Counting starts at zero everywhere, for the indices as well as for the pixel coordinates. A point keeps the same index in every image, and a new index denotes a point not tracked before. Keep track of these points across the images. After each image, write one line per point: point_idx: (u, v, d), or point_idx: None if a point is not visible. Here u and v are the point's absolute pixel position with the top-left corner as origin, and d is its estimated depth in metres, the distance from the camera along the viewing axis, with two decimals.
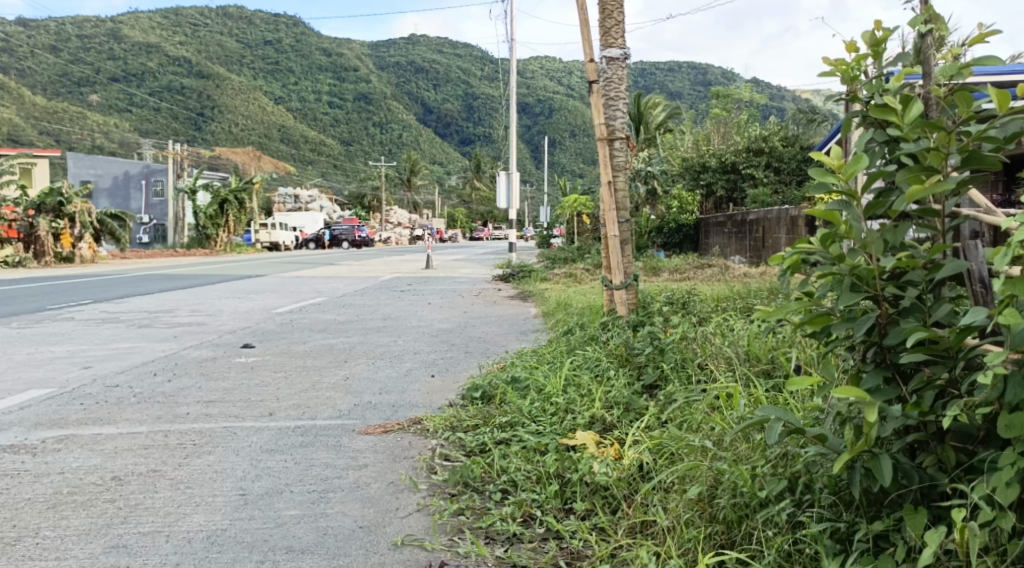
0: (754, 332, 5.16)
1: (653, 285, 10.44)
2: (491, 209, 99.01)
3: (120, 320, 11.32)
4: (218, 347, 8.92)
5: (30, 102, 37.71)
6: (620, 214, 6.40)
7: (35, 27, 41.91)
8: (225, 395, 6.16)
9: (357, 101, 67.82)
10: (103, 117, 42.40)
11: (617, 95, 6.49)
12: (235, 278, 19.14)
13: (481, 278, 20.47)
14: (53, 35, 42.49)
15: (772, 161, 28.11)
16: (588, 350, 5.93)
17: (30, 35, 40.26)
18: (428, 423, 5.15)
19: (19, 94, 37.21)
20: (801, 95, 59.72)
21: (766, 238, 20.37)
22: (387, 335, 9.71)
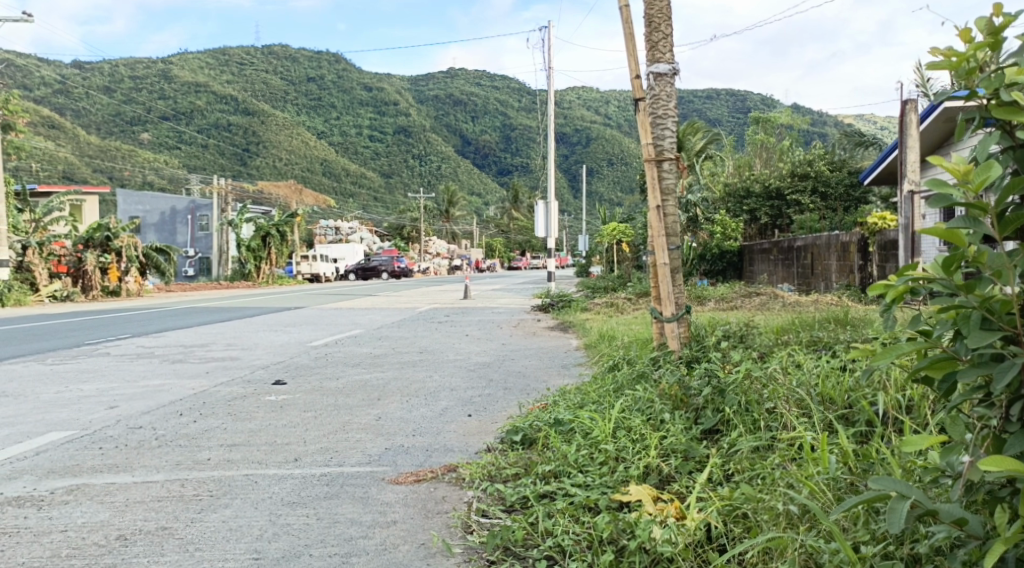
0: (826, 371, 4.72)
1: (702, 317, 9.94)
2: (529, 238, 99.02)
3: (154, 355, 11.05)
4: (249, 383, 8.57)
5: (85, 141, 38.42)
6: (670, 240, 5.96)
7: (90, 69, 42.77)
8: (251, 438, 5.76)
9: (397, 134, 68.24)
10: (153, 154, 43.25)
11: (666, 112, 6.06)
12: (272, 311, 18.96)
13: (519, 308, 20.10)
14: (108, 77, 42.85)
15: (818, 186, 27.64)
16: (637, 388, 5.46)
17: (85, 77, 41.21)
18: (463, 470, 4.72)
19: (74, 133, 37.96)
20: (843, 120, 58.90)
21: (815, 265, 19.72)
22: (424, 370, 9.29)
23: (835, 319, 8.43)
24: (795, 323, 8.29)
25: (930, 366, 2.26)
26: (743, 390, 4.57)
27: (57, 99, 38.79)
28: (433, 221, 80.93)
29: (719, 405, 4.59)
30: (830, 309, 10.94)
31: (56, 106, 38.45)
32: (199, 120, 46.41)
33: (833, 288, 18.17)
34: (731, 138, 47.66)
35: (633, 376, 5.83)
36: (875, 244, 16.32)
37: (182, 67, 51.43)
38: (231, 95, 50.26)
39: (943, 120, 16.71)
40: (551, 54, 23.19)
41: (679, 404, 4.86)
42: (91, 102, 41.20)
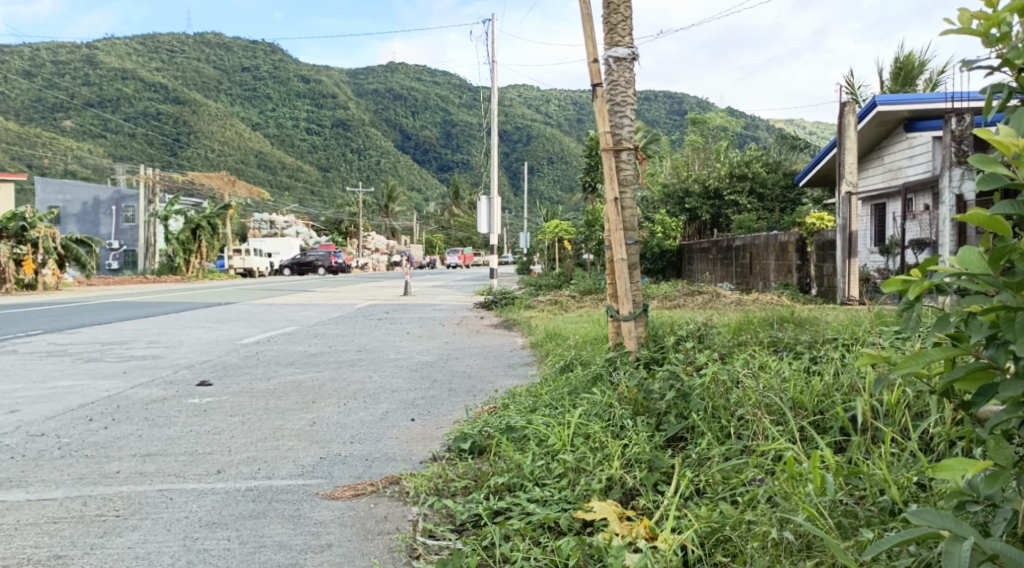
0: (796, 374, 4.39)
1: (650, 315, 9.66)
2: (469, 235, 98.60)
3: (67, 353, 10.33)
4: (171, 384, 7.98)
5: (2, 127, 36.47)
6: (628, 234, 5.61)
7: (10, 52, 40.73)
8: (168, 447, 5.23)
9: (334, 127, 67.05)
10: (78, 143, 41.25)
11: (624, 99, 5.69)
12: (199, 306, 18.16)
13: (460, 305, 19.64)
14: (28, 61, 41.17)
15: (755, 186, 28.00)
16: (594, 392, 5.07)
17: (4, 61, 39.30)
18: (407, 482, 4.29)
19: None
20: (776, 125, 59.82)
21: (753, 264, 19.71)
22: (362, 370, 8.80)
23: (782, 319, 8.22)
24: (737, 323, 8.09)
25: (964, 378, 1.96)
26: (709, 394, 4.21)
27: None
28: (372, 217, 79.81)
29: (685, 406, 4.25)
30: (771, 309, 10.81)
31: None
32: (126, 108, 44.80)
33: (771, 287, 18.14)
34: (669, 138, 47.94)
35: (590, 378, 5.46)
36: (814, 244, 16.32)
37: (109, 53, 49.53)
38: (160, 83, 48.63)
39: (876, 124, 16.90)
40: (493, 47, 22.78)
41: (641, 410, 4.49)
42: (10, 86, 38.98)
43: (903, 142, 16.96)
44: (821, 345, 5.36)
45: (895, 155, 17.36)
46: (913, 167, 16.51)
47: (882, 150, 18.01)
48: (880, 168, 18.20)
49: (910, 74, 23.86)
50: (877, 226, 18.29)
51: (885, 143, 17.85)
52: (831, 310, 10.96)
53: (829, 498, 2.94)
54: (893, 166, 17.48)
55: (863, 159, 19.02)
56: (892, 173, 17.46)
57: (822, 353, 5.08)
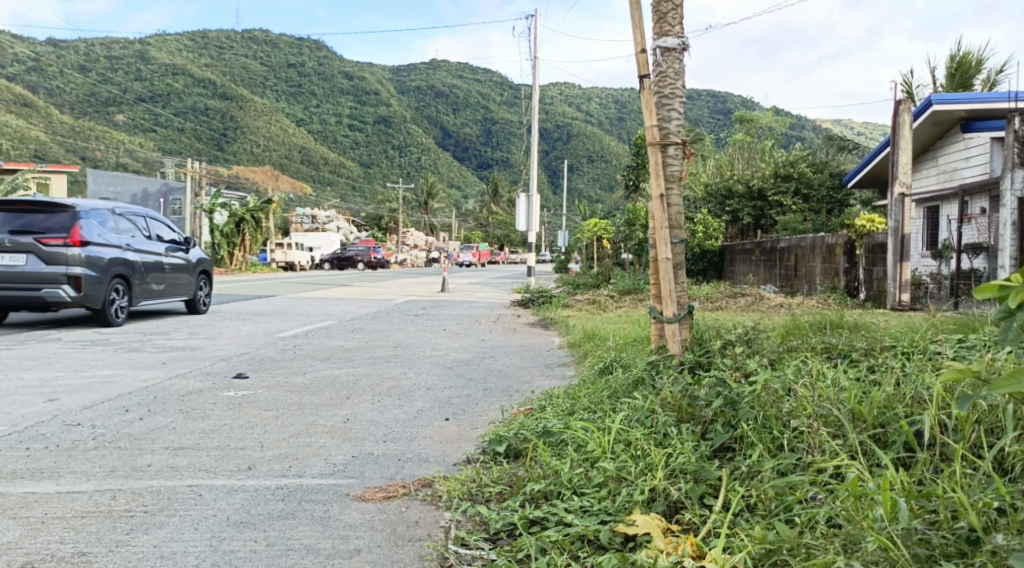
0: (851, 384, 4.20)
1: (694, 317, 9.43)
2: (508, 233, 98.46)
3: (109, 342, 10.37)
4: (207, 376, 7.93)
5: (57, 120, 37.28)
6: (674, 233, 5.42)
7: (65, 47, 41.42)
8: (200, 441, 5.14)
9: (377, 124, 67.30)
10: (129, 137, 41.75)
11: (673, 91, 5.48)
12: (239, 299, 18.23)
13: (498, 302, 19.49)
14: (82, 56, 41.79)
15: (800, 187, 27.49)
16: (636, 397, 4.90)
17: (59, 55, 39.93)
18: (440, 484, 4.16)
19: (47, 113, 36.81)
20: (822, 127, 58.73)
21: (798, 267, 19.30)
22: (398, 366, 8.68)
23: (833, 325, 7.97)
24: (785, 326, 7.86)
25: None
26: (759, 402, 4.04)
27: (29, 77, 37.48)
28: (412, 213, 80.09)
29: (734, 413, 4.08)
30: (819, 314, 10.54)
31: (30, 84, 37.29)
32: (175, 103, 45.31)
33: (817, 291, 17.74)
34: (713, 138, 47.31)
35: (631, 382, 5.27)
36: (863, 247, 15.91)
37: (159, 48, 50.14)
38: (208, 79, 49.17)
39: (931, 124, 16.46)
40: (537, 44, 22.58)
41: (685, 417, 4.32)
42: (65, 80, 39.52)
43: (960, 143, 16.51)
44: (878, 353, 5.13)
45: (951, 156, 16.91)
46: (970, 169, 16.07)
47: (937, 150, 17.55)
48: (934, 169, 17.75)
49: (966, 75, 23.22)
50: (930, 228, 17.83)
51: (940, 143, 17.41)
52: (884, 315, 10.65)
53: (898, 523, 2.77)
54: (948, 168, 17.03)
55: (917, 160, 18.55)
56: (947, 174, 17.02)
57: (878, 363, 4.87)
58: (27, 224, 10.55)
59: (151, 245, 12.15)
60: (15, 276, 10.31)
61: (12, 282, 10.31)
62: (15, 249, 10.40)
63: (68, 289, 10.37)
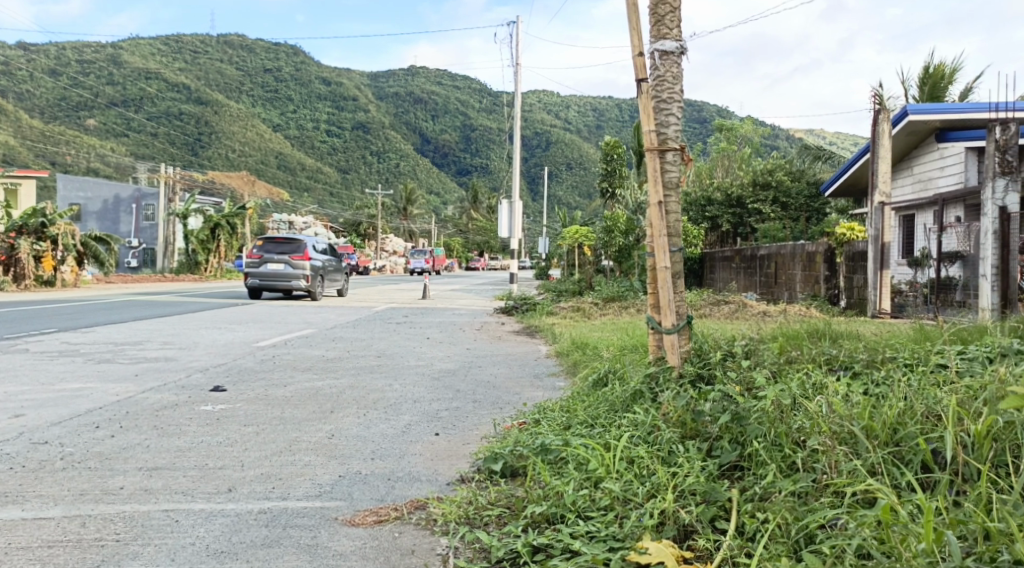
0: (862, 397, 3.99)
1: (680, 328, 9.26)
2: (488, 239, 98.27)
3: (79, 353, 10.04)
4: (183, 389, 7.67)
5: (26, 126, 35.33)
6: (672, 241, 5.23)
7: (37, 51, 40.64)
8: (177, 460, 4.90)
9: (355, 130, 66.88)
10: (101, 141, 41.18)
11: (671, 95, 5.29)
12: (215, 306, 17.89)
13: (479, 309, 19.30)
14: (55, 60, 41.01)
15: (779, 195, 27.43)
16: (637, 410, 4.70)
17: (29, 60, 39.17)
18: (434, 507, 3.93)
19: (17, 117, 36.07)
20: (798, 137, 58.90)
21: (778, 274, 19.23)
22: (382, 378, 8.44)
23: (815, 335, 7.83)
24: (766, 337, 7.70)
25: None
26: (768, 417, 3.83)
27: None
28: (391, 219, 79.73)
29: (742, 430, 3.87)
30: (800, 323, 10.42)
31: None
32: (149, 107, 44.53)
33: (797, 299, 17.65)
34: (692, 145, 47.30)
35: (629, 396, 5.06)
36: (844, 255, 15.81)
37: (133, 53, 49.47)
38: (183, 83, 48.44)
39: (907, 133, 16.45)
40: (518, 49, 22.35)
41: (689, 434, 4.10)
42: (36, 84, 38.52)
43: (934, 152, 16.50)
44: (882, 362, 4.95)
45: (925, 165, 16.90)
46: (945, 178, 16.06)
47: (912, 159, 17.56)
48: (909, 178, 17.76)
49: (938, 85, 23.34)
50: (904, 237, 17.81)
51: (915, 152, 17.41)
52: (865, 324, 10.54)
53: (945, 563, 2.64)
54: (923, 176, 17.03)
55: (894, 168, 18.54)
56: (922, 183, 17.02)
57: (884, 374, 4.67)
58: (277, 250, 19.48)
59: (326, 256, 20.98)
60: (275, 275, 19.29)
61: (273, 279, 19.25)
62: (275, 263, 19.43)
63: (300, 283, 19.35)
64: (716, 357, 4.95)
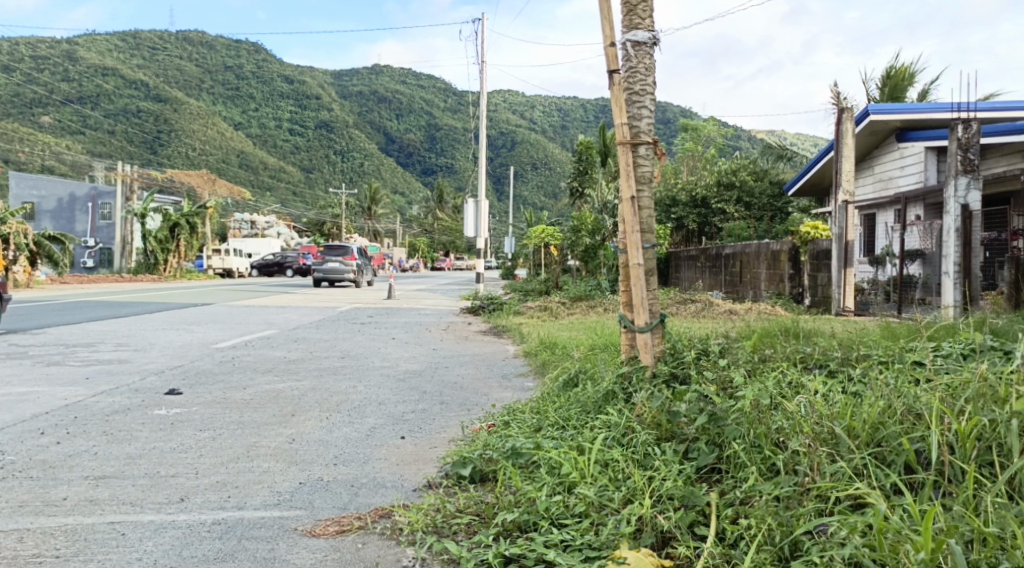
0: (841, 396, 3.84)
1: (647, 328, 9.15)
2: (453, 239, 97.88)
3: (28, 356, 9.68)
4: (137, 392, 7.39)
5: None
6: (644, 237, 5.08)
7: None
8: (126, 468, 4.67)
9: (318, 128, 66.10)
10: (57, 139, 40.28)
11: (644, 88, 5.13)
12: (174, 306, 17.48)
13: (445, 309, 19.09)
14: None
15: (743, 196, 27.45)
16: (611, 412, 4.55)
17: None
18: (398, 515, 3.73)
19: None
20: (761, 139, 59.24)
21: (743, 273, 19.25)
22: (345, 379, 8.21)
23: (781, 332, 7.73)
24: (730, 335, 7.59)
25: None
26: (747, 418, 3.67)
27: None
28: (355, 218, 79.06)
29: (721, 431, 3.72)
30: (764, 321, 10.36)
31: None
32: (106, 105, 43.46)
33: (762, 297, 17.67)
34: None
35: (601, 396, 4.89)
36: (807, 253, 15.82)
37: (90, 49, 48.38)
38: (141, 81, 47.40)
39: (868, 133, 16.53)
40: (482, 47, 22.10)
41: (664, 436, 3.94)
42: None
43: (894, 151, 16.61)
44: (859, 360, 4.84)
45: (886, 164, 17.00)
46: (905, 177, 16.15)
47: (873, 159, 17.65)
48: (869, 177, 17.86)
49: (898, 86, 23.53)
50: (865, 236, 17.90)
51: (876, 151, 17.50)
52: (831, 322, 10.50)
53: None
54: (884, 176, 17.12)
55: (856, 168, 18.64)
56: (883, 183, 17.12)
57: (862, 373, 4.55)
58: (334, 254, 28.76)
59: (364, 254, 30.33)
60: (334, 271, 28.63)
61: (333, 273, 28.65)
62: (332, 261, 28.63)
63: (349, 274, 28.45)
64: (691, 355, 4.80)
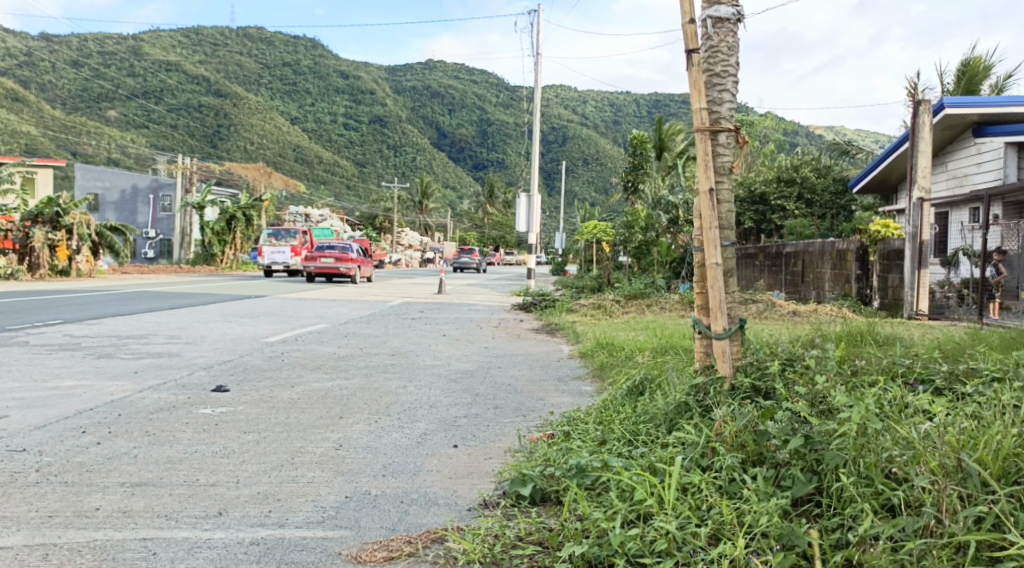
0: (959, 421, 3.38)
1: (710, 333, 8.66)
2: (504, 234, 97.53)
3: (80, 348, 9.55)
4: (184, 388, 7.15)
5: (49, 115, 35.74)
6: (723, 234, 4.63)
7: (58, 41, 39.89)
8: (164, 474, 4.38)
9: (372, 124, 66.02)
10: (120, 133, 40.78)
11: (726, 69, 4.68)
12: (226, 298, 17.36)
13: (496, 305, 18.75)
14: (76, 51, 40.18)
15: (804, 192, 26.53)
16: (688, 429, 4.13)
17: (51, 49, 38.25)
18: (452, 541, 3.37)
19: (38, 108, 35.55)
20: (820, 135, 57.48)
21: (806, 273, 18.53)
22: (395, 378, 7.87)
23: (862, 337, 7.20)
24: (803, 338, 7.12)
25: None
26: (853, 443, 3.24)
27: (22, 72, 36.33)
28: (407, 213, 79.04)
29: (821, 458, 3.31)
30: (836, 323, 9.79)
31: (20, 79, 36.21)
32: (168, 99, 43.76)
33: (827, 298, 16.96)
34: None
35: (673, 408, 4.47)
36: (877, 253, 15.12)
37: (153, 45, 48.88)
38: (203, 76, 47.75)
39: (943, 128, 15.76)
40: (539, 39, 21.66)
41: (752, 459, 3.52)
42: (57, 75, 38.44)
43: (969, 146, 15.82)
44: (967, 376, 4.34)
45: (961, 160, 16.19)
46: (982, 174, 15.35)
47: (946, 154, 16.85)
48: (943, 173, 17.04)
49: (974, 79, 22.55)
50: (936, 235, 17.10)
51: (949, 147, 16.69)
52: (910, 326, 9.91)
53: None
54: (959, 172, 16.30)
55: None
56: (958, 180, 16.31)
57: (971, 390, 4.08)
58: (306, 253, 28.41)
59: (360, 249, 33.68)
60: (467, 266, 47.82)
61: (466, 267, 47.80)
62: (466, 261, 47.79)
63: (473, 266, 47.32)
64: (774, 367, 4.37)
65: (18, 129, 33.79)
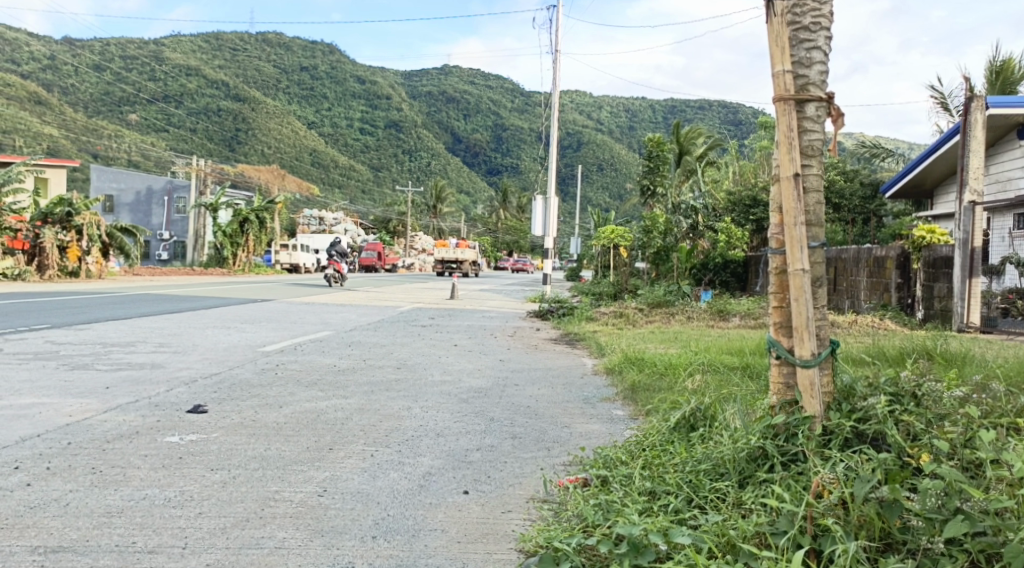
0: None
1: (752, 356, 7.63)
2: (518, 238, 96.29)
3: (55, 357, 8.62)
4: (156, 408, 6.19)
5: (71, 117, 35.24)
6: (811, 233, 3.64)
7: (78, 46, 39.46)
8: (90, 535, 3.39)
9: (389, 129, 64.63)
10: (141, 137, 39.95)
11: (817, 21, 3.70)
12: (229, 302, 16.42)
13: (511, 312, 17.77)
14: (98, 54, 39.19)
15: (830, 196, 25.29)
16: (775, 490, 3.13)
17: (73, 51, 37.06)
18: None
19: (62, 112, 34.81)
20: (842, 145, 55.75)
21: (839, 281, 17.44)
22: (399, 398, 6.87)
23: (942, 361, 6.11)
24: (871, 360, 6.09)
25: None
26: None
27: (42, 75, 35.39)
28: (420, 217, 77.79)
29: None
30: (891, 338, 8.74)
31: (43, 83, 34.73)
32: (189, 103, 42.33)
33: (862, 309, 15.83)
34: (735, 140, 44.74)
35: (743, 455, 3.48)
36: (921, 260, 14.00)
37: (174, 49, 47.69)
38: (223, 80, 46.06)
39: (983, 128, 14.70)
40: (559, 37, 20.66)
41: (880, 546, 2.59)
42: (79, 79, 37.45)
43: (1014, 149, 14.68)
44: None
45: (1003, 164, 15.11)
46: None
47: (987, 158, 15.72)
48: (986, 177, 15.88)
49: (1007, 81, 21.39)
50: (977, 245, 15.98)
51: (991, 150, 15.56)
52: (974, 342, 8.79)
53: None
54: (1000, 177, 15.22)
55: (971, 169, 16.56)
56: (1001, 184, 15.22)
57: None
58: None
59: None
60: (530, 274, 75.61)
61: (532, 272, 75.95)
62: None
63: None
64: (881, 407, 3.37)
65: (41, 132, 33.49)
